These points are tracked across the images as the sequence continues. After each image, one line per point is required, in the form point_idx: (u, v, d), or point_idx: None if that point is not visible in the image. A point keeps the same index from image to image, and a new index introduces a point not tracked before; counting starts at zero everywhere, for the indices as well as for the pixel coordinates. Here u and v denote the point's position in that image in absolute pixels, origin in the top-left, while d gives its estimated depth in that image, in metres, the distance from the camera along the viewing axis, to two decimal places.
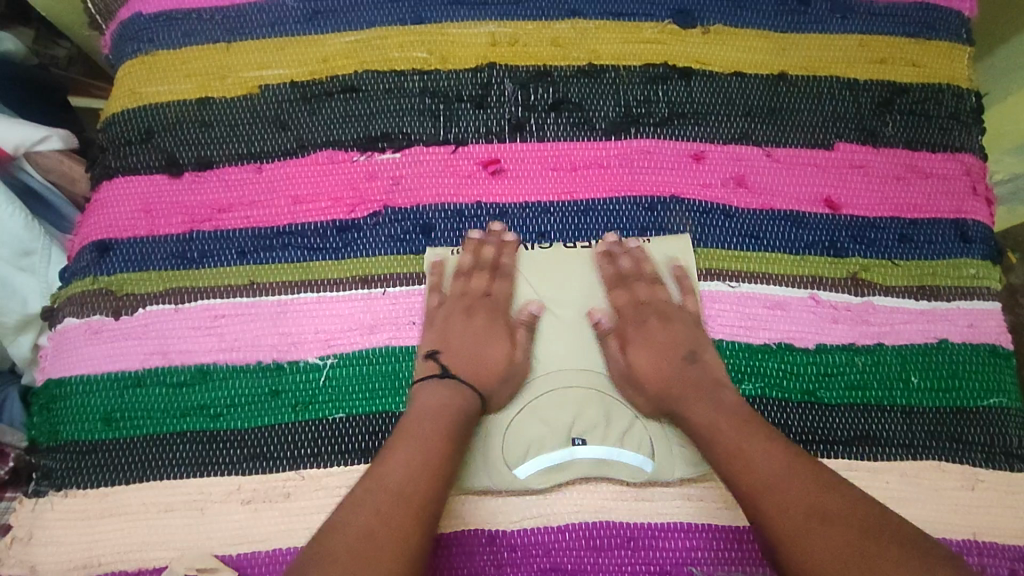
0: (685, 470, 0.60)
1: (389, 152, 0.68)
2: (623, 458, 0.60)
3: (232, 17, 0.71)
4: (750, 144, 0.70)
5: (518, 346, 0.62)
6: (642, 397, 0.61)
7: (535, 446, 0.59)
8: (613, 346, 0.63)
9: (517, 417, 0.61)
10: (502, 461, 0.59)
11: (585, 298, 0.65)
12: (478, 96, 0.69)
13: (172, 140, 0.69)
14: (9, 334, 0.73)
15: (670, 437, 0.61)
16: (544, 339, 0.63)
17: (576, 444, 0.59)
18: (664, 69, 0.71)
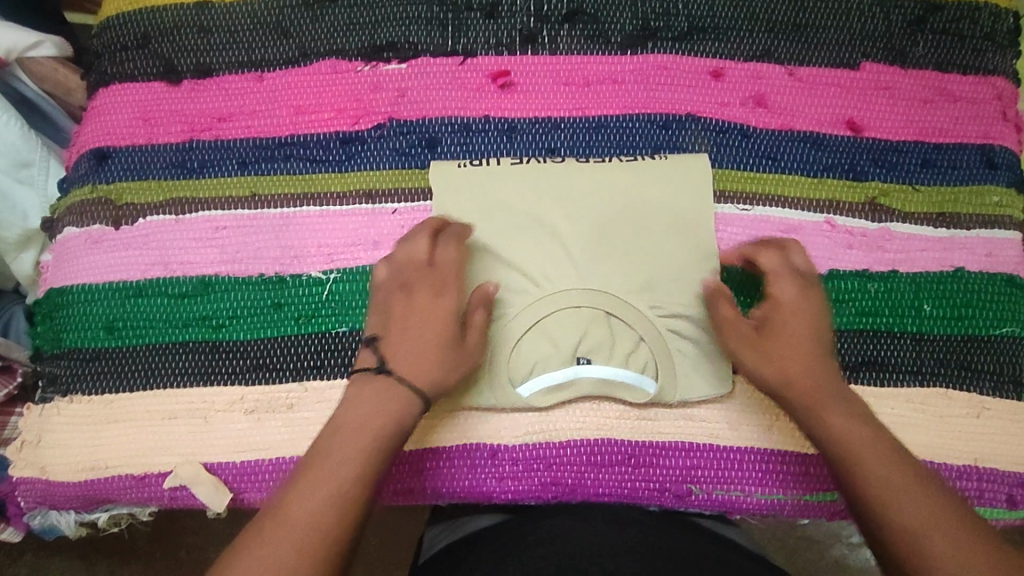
0: (689, 394, 0.59)
1: (394, 63, 0.65)
2: (629, 379, 0.59)
3: None
4: (772, 62, 0.66)
5: (526, 264, 0.60)
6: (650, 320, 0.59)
7: (540, 364, 0.59)
8: (623, 265, 0.60)
9: (521, 335, 0.59)
10: (504, 382, 0.58)
11: (597, 211, 0.61)
12: (488, 4, 0.66)
13: (169, 46, 0.66)
14: (11, 251, 0.73)
15: (676, 356, 0.59)
16: (554, 257, 0.60)
17: (580, 363, 0.59)
18: None
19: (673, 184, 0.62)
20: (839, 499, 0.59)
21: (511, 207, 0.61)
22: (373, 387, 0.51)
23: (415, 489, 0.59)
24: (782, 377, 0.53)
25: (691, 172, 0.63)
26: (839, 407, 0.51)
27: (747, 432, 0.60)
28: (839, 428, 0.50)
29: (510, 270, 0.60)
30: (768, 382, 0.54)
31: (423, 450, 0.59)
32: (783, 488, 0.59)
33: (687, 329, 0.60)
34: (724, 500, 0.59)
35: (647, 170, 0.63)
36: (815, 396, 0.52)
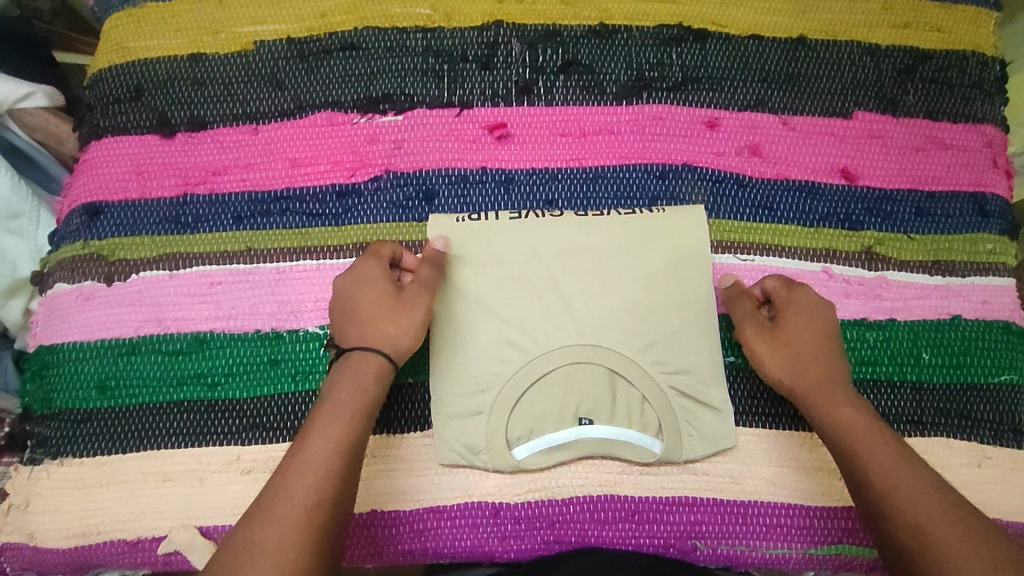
0: (695, 452, 0.59)
1: (391, 114, 0.65)
2: (631, 438, 0.59)
3: None
4: (766, 111, 0.67)
5: (524, 320, 0.60)
6: (653, 375, 0.59)
7: (539, 425, 0.58)
8: (623, 321, 0.60)
9: (525, 394, 0.58)
10: (505, 443, 0.58)
11: (598, 268, 0.61)
12: (484, 55, 0.66)
13: (162, 99, 0.65)
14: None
15: (680, 413, 0.59)
16: (552, 312, 0.60)
17: (583, 424, 0.59)
18: (679, 30, 0.68)
19: (673, 239, 0.62)
20: (843, 552, 0.59)
21: (511, 264, 0.61)
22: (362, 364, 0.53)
23: (416, 550, 0.58)
24: (879, 472, 0.49)
25: (690, 225, 0.63)
26: (872, 445, 0.51)
27: (750, 486, 0.59)
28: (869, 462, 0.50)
29: (509, 328, 0.60)
30: (855, 471, 0.50)
31: (423, 509, 0.58)
32: (787, 542, 0.59)
33: (693, 384, 0.59)
34: (728, 555, 0.58)
35: (646, 223, 0.63)
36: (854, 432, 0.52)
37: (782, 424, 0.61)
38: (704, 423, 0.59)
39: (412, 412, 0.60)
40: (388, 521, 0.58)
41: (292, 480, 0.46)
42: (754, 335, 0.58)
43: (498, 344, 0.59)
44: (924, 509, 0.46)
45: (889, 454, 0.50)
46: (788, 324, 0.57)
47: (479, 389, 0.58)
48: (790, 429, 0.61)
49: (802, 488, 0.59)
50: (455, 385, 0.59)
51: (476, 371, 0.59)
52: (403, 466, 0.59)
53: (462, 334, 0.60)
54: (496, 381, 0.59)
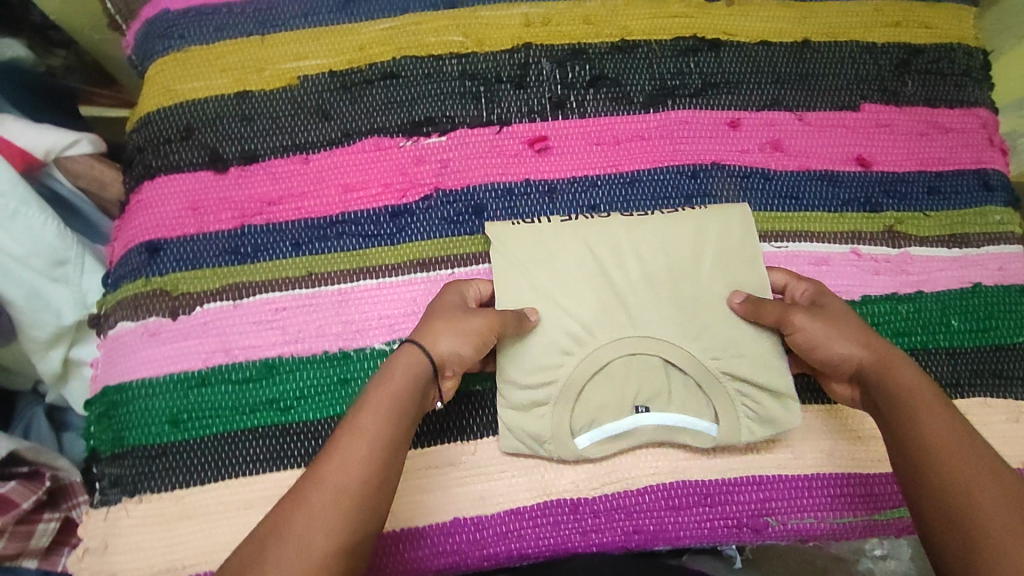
0: (754, 435, 0.61)
1: (434, 136, 0.69)
2: (690, 424, 0.61)
3: (264, 10, 0.71)
4: (782, 109, 0.72)
5: (583, 316, 0.62)
6: (708, 363, 0.62)
7: (600, 415, 0.61)
8: (676, 313, 0.63)
9: (585, 386, 0.61)
10: (568, 433, 0.60)
11: (649, 265, 0.64)
12: (517, 75, 0.70)
13: (213, 136, 0.68)
14: (40, 350, 0.71)
15: (738, 400, 0.61)
16: (609, 308, 0.63)
17: (640, 412, 0.61)
18: (694, 41, 0.73)
19: (719, 233, 0.66)
20: (905, 515, 0.62)
21: (566, 266, 0.64)
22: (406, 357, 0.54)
23: (502, 553, 0.59)
24: (933, 437, 0.49)
25: (733, 219, 0.66)
26: (929, 413, 0.50)
27: (811, 460, 0.62)
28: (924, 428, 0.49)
29: (569, 326, 0.62)
30: (909, 436, 0.50)
31: (504, 511, 0.60)
32: (852, 510, 0.61)
33: (750, 369, 0.61)
34: (799, 529, 0.61)
35: (693, 220, 0.66)
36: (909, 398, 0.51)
37: (836, 398, 0.64)
38: (764, 408, 0.61)
39: (485, 418, 0.62)
40: (471, 527, 0.59)
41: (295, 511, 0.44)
42: (806, 316, 0.58)
43: (558, 339, 0.62)
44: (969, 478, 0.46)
45: (946, 426, 0.49)
46: (832, 309, 0.59)
47: (544, 383, 0.60)
48: (843, 402, 0.64)
49: (859, 457, 0.63)
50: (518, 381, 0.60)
51: (540, 363, 0.61)
52: (480, 471, 0.60)
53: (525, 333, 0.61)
54: (558, 377, 0.61)
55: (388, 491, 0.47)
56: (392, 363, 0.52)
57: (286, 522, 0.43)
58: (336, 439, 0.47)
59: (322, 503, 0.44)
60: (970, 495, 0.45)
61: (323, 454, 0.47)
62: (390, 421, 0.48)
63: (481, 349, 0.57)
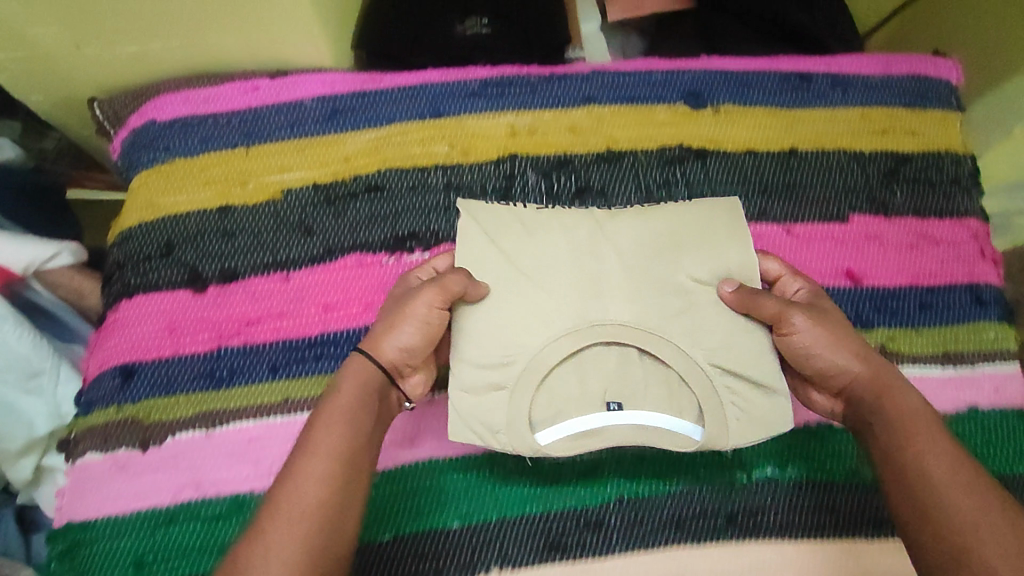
0: None
1: (418, 252, 0.68)
2: (670, 426, 0.54)
3: (250, 120, 0.71)
4: (771, 221, 0.71)
5: (554, 322, 0.55)
6: (687, 350, 0.55)
7: (563, 407, 0.55)
8: (656, 323, 0.56)
9: (549, 407, 0.55)
10: (527, 424, 0.54)
11: (634, 256, 0.58)
12: (502, 187, 0.70)
13: (193, 253, 0.67)
14: (9, 459, 0.68)
15: (727, 419, 0.55)
16: (584, 282, 0.57)
17: (611, 410, 0.54)
18: (680, 151, 0.72)
19: (702, 216, 0.60)
20: None
21: (534, 264, 0.57)
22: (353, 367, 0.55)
23: None
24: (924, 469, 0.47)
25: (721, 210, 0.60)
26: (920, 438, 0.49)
27: None
28: (920, 453, 0.48)
29: (537, 337, 0.55)
30: (899, 459, 0.49)
31: None
32: None
33: (739, 385, 0.55)
34: None
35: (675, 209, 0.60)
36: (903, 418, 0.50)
37: (828, 535, 0.62)
38: (753, 424, 0.55)
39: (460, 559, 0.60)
40: None
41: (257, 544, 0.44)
42: (807, 319, 0.55)
43: (522, 354, 0.55)
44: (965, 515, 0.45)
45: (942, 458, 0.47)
46: (829, 313, 0.57)
47: (506, 358, 0.55)
48: (835, 539, 0.62)
49: None
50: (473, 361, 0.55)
51: (502, 338, 0.55)
52: None
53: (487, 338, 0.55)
54: (521, 399, 0.54)
55: (354, 497, 0.47)
56: (342, 376, 0.52)
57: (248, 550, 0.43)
58: (297, 458, 0.47)
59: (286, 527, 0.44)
60: (959, 514, 0.45)
61: (282, 480, 0.47)
62: (349, 437, 0.49)
63: (423, 333, 0.55)
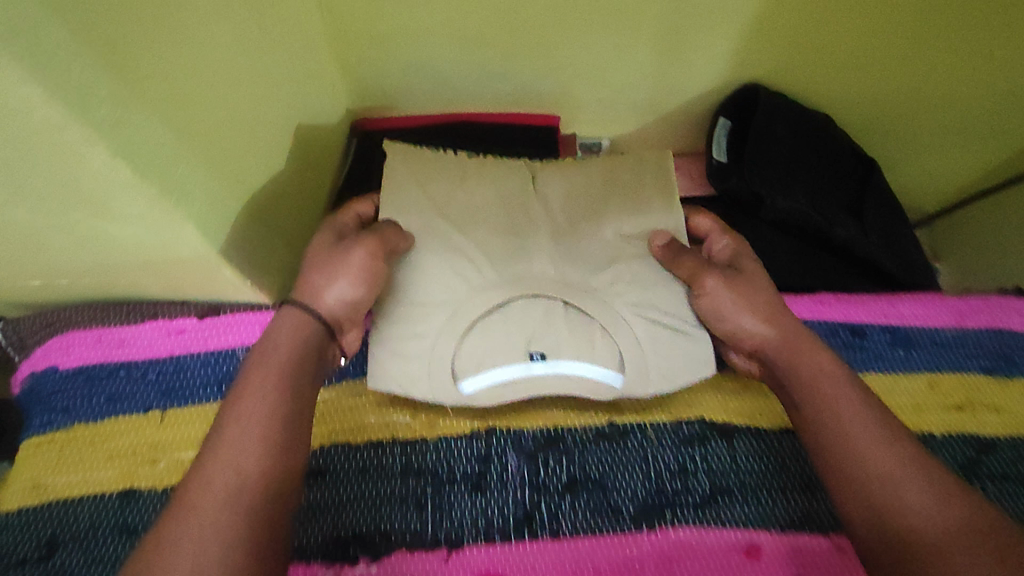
0: (673, 380, 0.58)
1: (362, 562, 0.52)
2: (585, 373, 0.57)
3: (171, 372, 0.59)
4: (816, 529, 0.56)
5: (488, 251, 0.60)
6: (612, 307, 0.59)
7: (487, 361, 0.57)
8: (575, 245, 0.62)
9: (473, 329, 0.58)
10: (450, 373, 0.56)
11: (565, 204, 0.64)
12: (474, 473, 0.57)
13: (80, 559, 0.51)
14: None
15: (652, 362, 0.58)
16: (508, 241, 0.61)
17: (535, 360, 0.57)
18: (698, 426, 0.61)
19: (628, 180, 0.65)
20: None
21: (477, 201, 0.63)
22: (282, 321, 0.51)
23: None
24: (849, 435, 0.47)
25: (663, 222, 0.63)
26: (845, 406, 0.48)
27: None
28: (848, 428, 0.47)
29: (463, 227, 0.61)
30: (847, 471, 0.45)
31: None
32: None
33: (665, 345, 0.59)
34: None
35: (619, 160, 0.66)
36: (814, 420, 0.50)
37: None
38: (677, 373, 0.58)
39: None
40: None
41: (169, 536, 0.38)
42: (719, 283, 0.58)
43: (455, 296, 0.58)
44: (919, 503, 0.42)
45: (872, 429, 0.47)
46: (753, 275, 0.60)
47: (427, 306, 0.58)
48: None
49: None
50: (396, 348, 0.57)
51: (431, 281, 0.59)
52: None
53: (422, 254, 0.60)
54: (445, 297, 0.58)
55: (296, 487, 0.44)
56: (274, 327, 0.51)
57: (192, 508, 0.39)
58: (234, 394, 0.46)
59: (223, 482, 0.41)
60: (880, 488, 0.44)
61: (218, 426, 0.44)
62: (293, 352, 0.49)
63: (372, 290, 0.55)
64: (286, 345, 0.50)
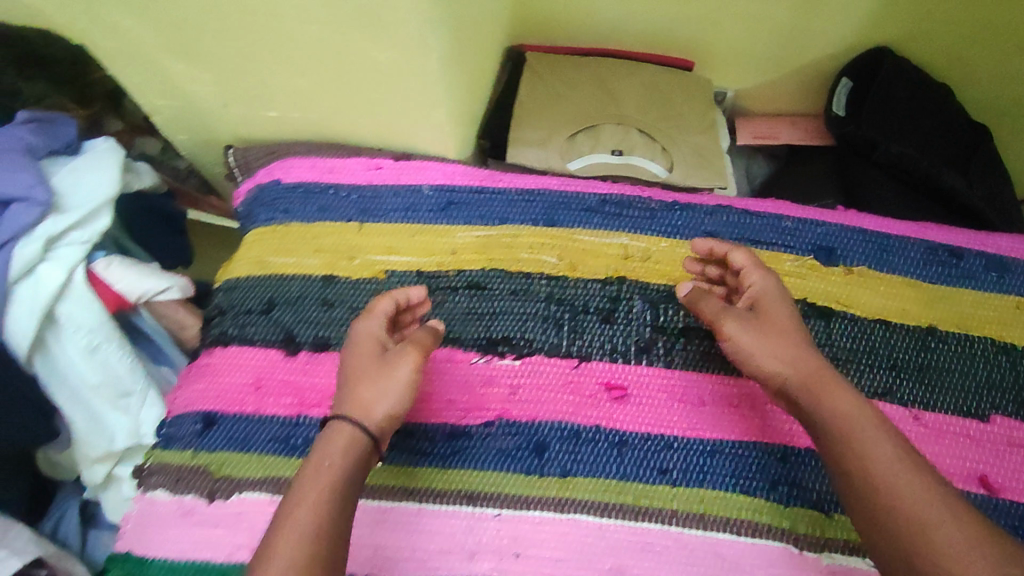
0: (700, 180, 0.79)
1: (510, 358, 0.65)
2: (645, 164, 0.80)
3: (368, 197, 0.72)
4: (895, 402, 0.63)
5: (593, 99, 0.84)
6: (669, 137, 0.82)
7: (582, 152, 0.81)
8: (654, 107, 0.84)
9: (578, 131, 0.82)
10: (557, 159, 0.80)
11: (654, 76, 0.86)
12: (606, 308, 0.67)
13: (292, 316, 0.66)
14: (88, 462, 0.75)
15: (687, 171, 0.79)
16: (604, 93, 0.85)
17: (616, 154, 0.80)
18: (803, 306, 0.68)
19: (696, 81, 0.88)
20: None
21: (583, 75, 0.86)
22: (328, 444, 0.48)
23: None
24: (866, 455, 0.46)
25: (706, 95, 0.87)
26: (843, 396, 0.50)
27: None
28: (858, 439, 0.47)
29: (574, 88, 0.85)
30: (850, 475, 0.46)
31: None
32: None
33: (698, 156, 0.81)
34: None
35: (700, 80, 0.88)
36: (810, 379, 0.52)
37: None
38: (706, 173, 0.79)
39: None
40: None
41: (285, 522, 0.43)
42: (778, 321, 0.56)
43: (565, 123, 0.82)
44: (926, 503, 0.43)
45: (888, 446, 0.46)
46: (774, 320, 0.56)
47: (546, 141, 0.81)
48: None
49: None
50: (522, 139, 0.81)
51: (547, 108, 0.83)
52: None
53: (541, 92, 0.85)
54: (560, 127, 0.82)
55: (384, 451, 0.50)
56: (323, 444, 0.48)
57: (304, 495, 0.45)
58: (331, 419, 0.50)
59: (328, 471, 0.46)
60: (906, 502, 0.43)
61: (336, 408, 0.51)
62: (343, 468, 0.46)
63: (410, 395, 0.51)
64: (352, 425, 0.49)
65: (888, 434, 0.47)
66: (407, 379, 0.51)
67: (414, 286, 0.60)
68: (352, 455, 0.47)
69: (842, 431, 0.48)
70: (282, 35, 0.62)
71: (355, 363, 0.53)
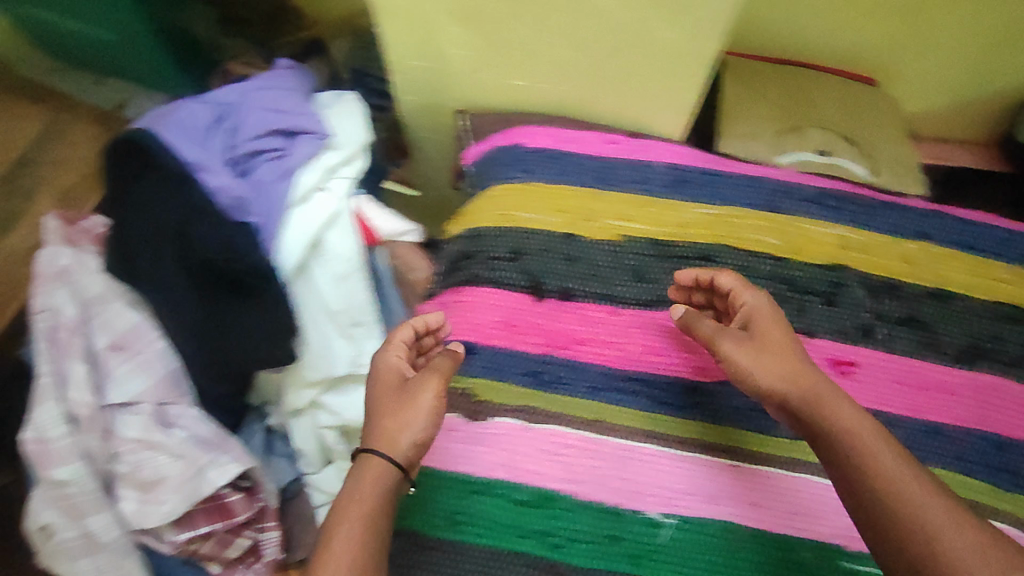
0: (901, 185, 0.84)
1: None
2: (849, 164, 0.84)
3: (604, 167, 0.78)
4: None
5: (794, 102, 0.89)
6: (869, 144, 0.87)
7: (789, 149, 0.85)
8: (852, 115, 0.89)
9: (783, 129, 0.87)
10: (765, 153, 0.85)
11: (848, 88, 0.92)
12: (828, 292, 0.72)
13: (538, 265, 0.72)
14: (297, 386, 0.81)
15: (889, 176, 0.84)
16: (805, 96, 0.90)
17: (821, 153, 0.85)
18: (1011, 310, 0.73)
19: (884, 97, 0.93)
20: None
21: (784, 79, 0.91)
22: (363, 468, 0.57)
23: None
24: (879, 468, 0.50)
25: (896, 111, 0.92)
26: (842, 409, 0.55)
27: None
28: (871, 451, 0.52)
29: (776, 90, 0.90)
30: (864, 492, 0.50)
31: None
32: None
33: (898, 164, 0.86)
34: None
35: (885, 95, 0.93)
36: (814, 398, 0.57)
37: None
38: (906, 179, 0.84)
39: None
40: None
41: (337, 532, 0.52)
42: (773, 338, 0.62)
43: (770, 121, 0.87)
44: (936, 516, 0.46)
45: (894, 462, 0.50)
46: (769, 340, 0.62)
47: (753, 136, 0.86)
48: None
49: None
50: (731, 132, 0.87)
51: (752, 106, 0.88)
52: None
53: (747, 90, 0.90)
54: (765, 124, 0.87)
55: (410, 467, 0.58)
56: (358, 479, 0.56)
57: (346, 518, 0.53)
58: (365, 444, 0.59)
59: (363, 490, 0.55)
60: (922, 519, 0.47)
61: (380, 417, 0.60)
62: (375, 497, 0.55)
63: (432, 420, 0.60)
64: (397, 430, 0.58)
65: (898, 451, 0.52)
66: (433, 401, 0.60)
67: (435, 312, 0.69)
68: (376, 488, 0.55)
69: (856, 447, 0.52)
70: (562, 15, 0.69)
71: (379, 395, 0.61)
